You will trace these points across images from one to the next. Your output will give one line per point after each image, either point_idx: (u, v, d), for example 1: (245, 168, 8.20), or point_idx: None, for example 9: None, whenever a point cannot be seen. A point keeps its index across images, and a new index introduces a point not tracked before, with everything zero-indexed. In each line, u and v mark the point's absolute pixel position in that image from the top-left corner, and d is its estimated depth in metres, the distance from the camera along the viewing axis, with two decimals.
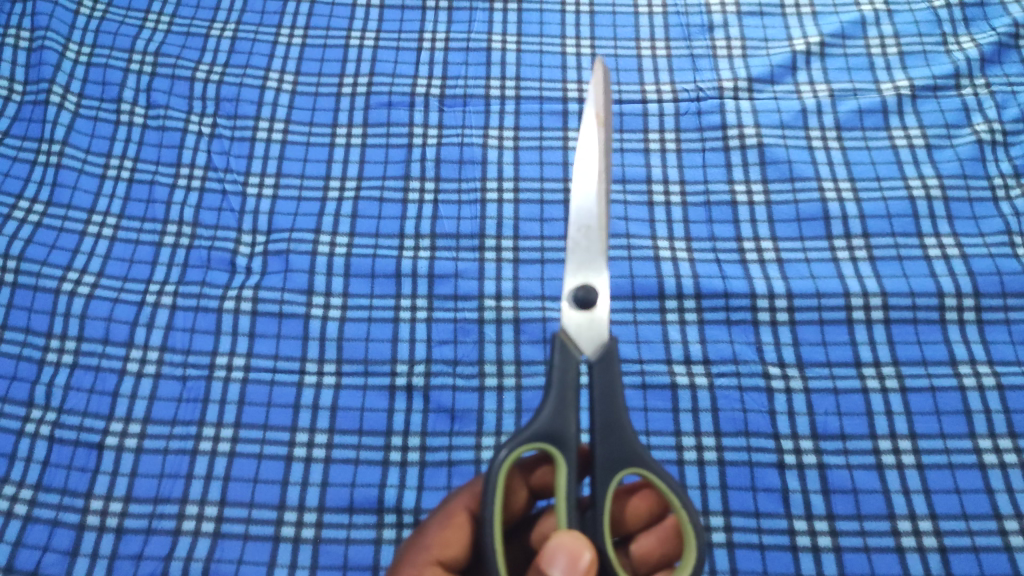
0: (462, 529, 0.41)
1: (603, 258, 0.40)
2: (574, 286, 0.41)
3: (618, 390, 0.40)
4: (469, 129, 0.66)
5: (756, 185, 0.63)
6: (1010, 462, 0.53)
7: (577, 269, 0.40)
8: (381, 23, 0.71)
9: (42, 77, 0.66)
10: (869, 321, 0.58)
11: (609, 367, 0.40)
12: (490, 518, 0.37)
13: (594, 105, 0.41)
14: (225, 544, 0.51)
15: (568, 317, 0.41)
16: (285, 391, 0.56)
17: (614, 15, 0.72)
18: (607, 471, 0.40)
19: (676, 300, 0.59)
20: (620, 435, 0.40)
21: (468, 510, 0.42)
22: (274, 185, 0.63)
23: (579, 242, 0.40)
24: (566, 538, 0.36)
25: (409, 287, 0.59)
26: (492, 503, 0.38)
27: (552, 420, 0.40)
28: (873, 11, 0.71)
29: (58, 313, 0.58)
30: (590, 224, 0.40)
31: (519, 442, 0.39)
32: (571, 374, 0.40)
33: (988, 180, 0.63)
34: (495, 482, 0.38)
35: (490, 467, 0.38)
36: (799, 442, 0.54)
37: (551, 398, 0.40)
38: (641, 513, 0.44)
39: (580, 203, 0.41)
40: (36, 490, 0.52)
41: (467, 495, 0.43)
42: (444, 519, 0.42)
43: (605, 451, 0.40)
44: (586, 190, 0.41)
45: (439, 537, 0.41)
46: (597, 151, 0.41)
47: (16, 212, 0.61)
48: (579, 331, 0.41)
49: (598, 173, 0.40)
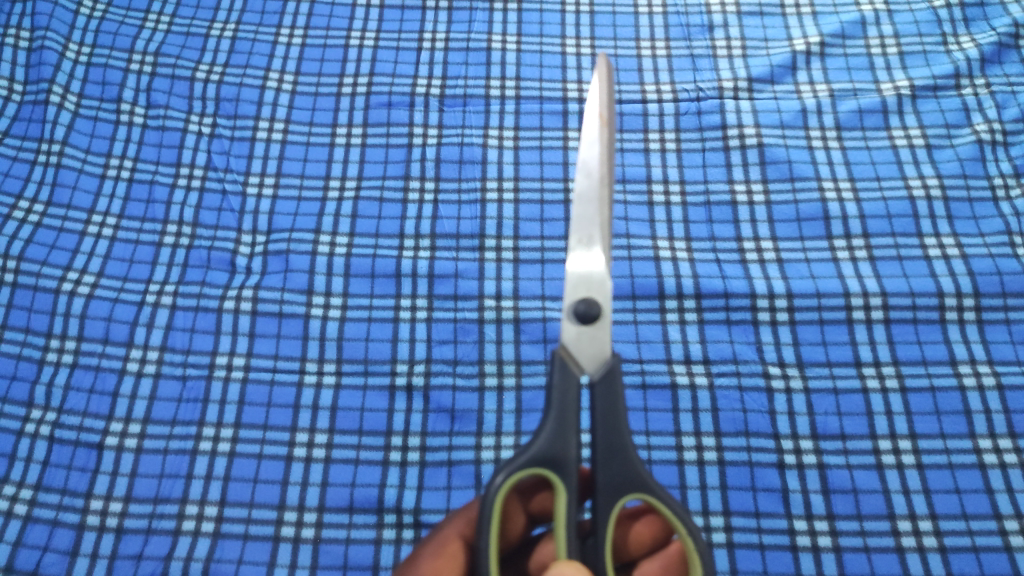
0: (455, 558, 0.42)
1: (604, 268, 0.40)
2: (576, 297, 0.40)
3: (621, 410, 0.40)
4: (469, 129, 0.66)
5: (756, 185, 0.63)
6: (1010, 462, 0.53)
7: (579, 279, 0.40)
8: (381, 23, 0.71)
9: (42, 77, 0.66)
10: (869, 321, 0.58)
11: (613, 386, 0.40)
12: (484, 549, 0.37)
13: (597, 105, 0.41)
14: (225, 544, 0.51)
15: (570, 333, 0.40)
16: (285, 391, 0.56)
17: (614, 15, 0.72)
18: (609, 495, 0.40)
19: (676, 299, 0.59)
20: (623, 458, 0.40)
21: (462, 538, 0.42)
22: (274, 185, 0.63)
23: (580, 251, 0.40)
24: (566, 568, 0.36)
25: (409, 287, 0.59)
26: (486, 532, 0.38)
27: (551, 444, 0.39)
28: (873, 10, 0.71)
29: (58, 313, 0.58)
30: (592, 232, 0.40)
31: (517, 465, 0.39)
32: (571, 393, 0.40)
33: (988, 180, 0.63)
34: (490, 510, 0.38)
35: (486, 492, 0.38)
36: (799, 442, 0.54)
37: (551, 418, 0.39)
38: (644, 538, 0.45)
39: (580, 210, 0.40)
40: (37, 490, 0.52)
41: (461, 521, 0.43)
42: (437, 548, 0.42)
43: (607, 474, 0.40)
44: (587, 195, 0.40)
45: (432, 567, 0.41)
46: (597, 153, 0.40)
47: (16, 212, 0.61)
48: (579, 347, 0.40)
49: (599, 176, 0.40)
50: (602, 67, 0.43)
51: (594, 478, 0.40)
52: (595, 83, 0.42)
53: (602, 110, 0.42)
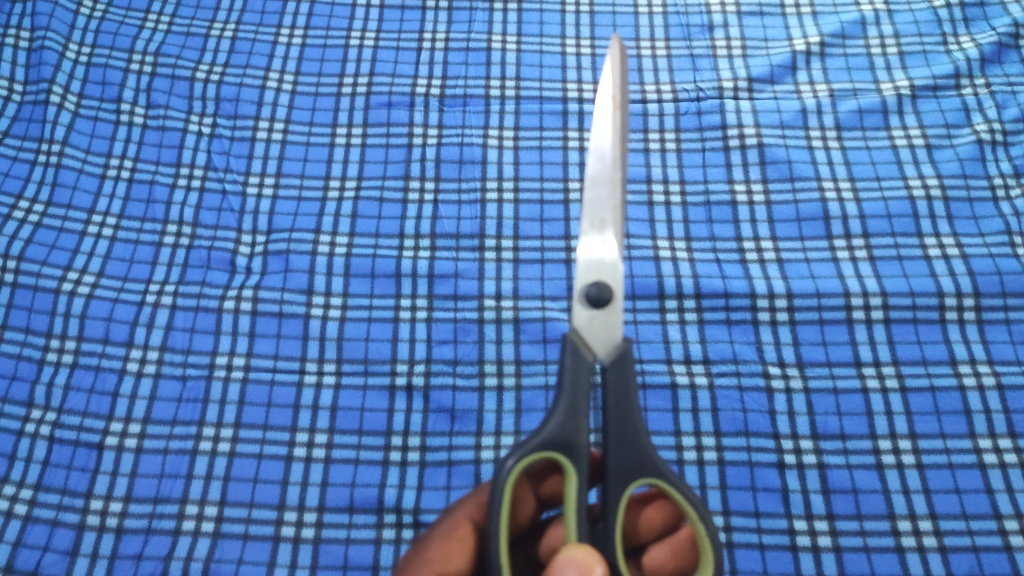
0: (464, 542, 0.42)
1: (616, 254, 0.40)
2: (588, 280, 0.40)
3: (633, 394, 0.40)
4: (469, 129, 0.66)
5: (756, 185, 0.63)
6: (1010, 462, 0.53)
7: (590, 263, 0.40)
8: (381, 23, 0.71)
9: (42, 77, 0.66)
10: (869, 322, 0.58)
11: (625, 370, 0.40)
12: (495, 531, 0.37)
13: (610, 90, 0.42)
14: (225, 544, 0.51)
15: (581, 317, 0.41)
16: (285, 391, 0.56)
17: (614, 15, 0.72)
18: (619, 479, 0.40)
19: (676, 300, 0.59)
20: (634, 443, 0.40)
21: (472, 522, 0.42)
22: (274, 185, 0.63)
23: (593, 235, 0.40)
24: (578, 553, 0.36)
25: (409, 287, 0.59)
26: (497, 515, 0.38)
27: (562, 428, 0.39)
28: (873, 10, 0.71)
29: (58, 313, 0.58)
30: (604, 217, 0.40)
31: (528, 449, 0.39)
32: (583, 377, 0.40)
33: (989, 180, 0.63)
34: (500, 492, 0.38)
35: (497, 475, 0.38)
36: (799, 442, 0.54)
37: (562, 402, 0.40)
38: (655, 524, 0.45)
39: (593, 194, 0.41)
40: (37, 490, 0.52)
41: (471, 505, 0.43)
42: (447, 532, 0.42)
43: (618, 459, 0.40)
44: (599, 178, 0.40)
45: (441, 551, 0.41)
46: (610, 136, 0.41)
47: (16, 212, 0.61)
48: (591, 332, 0.41)
49: (612, 160, 0.40)
50: (615, 51, 0.44)
51: (605, 462, 0.40)
52: (608, 69, 0.43)
53: (615, 94, 0.42)
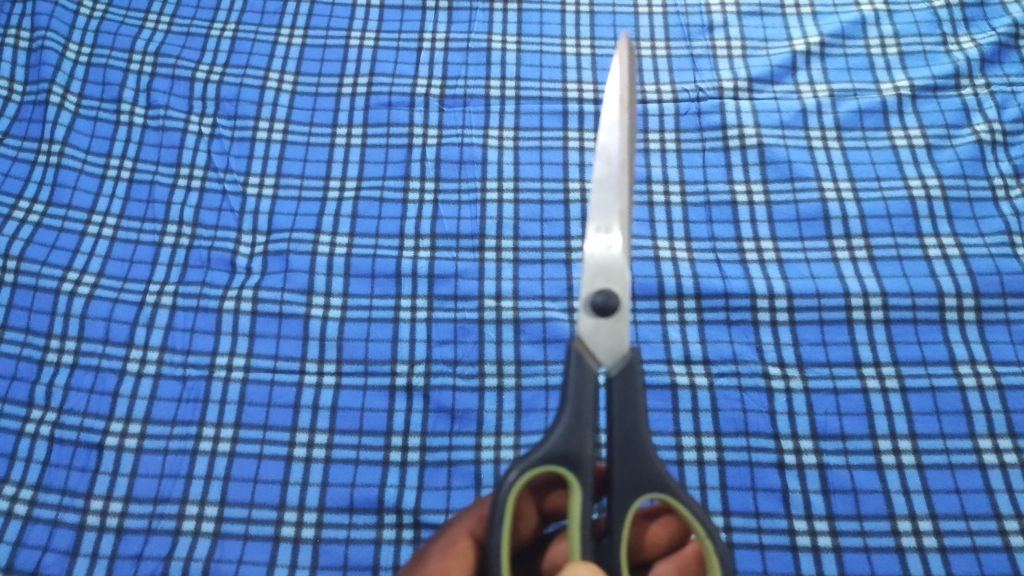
0: (464, 556, 0.42)
1: (623, 255, 0.40)
2: (595, 287, 0.40)
3: (639, 405, 0.40)
4: (469, 129, 0.66)
5: (756, 185, 0.63)
6: (1010, 462, 0.53)
7: (597, 268, 0.40)
8: (381, 23, 0.71)
9: (43, 77, 0.66)
10: (869, 322, 0.58)
11: (631, 379, 0.40)
12: (496, 547, 0.38)
13: (618, 89, 0.41)
14: (226, 544, 0.51)
15: (587, 325, 0.40)
16: (285, 391, 0.56)
17: (614, 15, 0.72)
18: (625, 494, 0.40)
19: (676, 300, 0.59)
20: (640, 456, 0.40)
21: (472, 537, 0.42)
22: (274, 185, 0.63)
23: (600, 238, 0.40)
24: (581, 568, 0.36)
25: (409, 287, 0.59)
26: (498, 529, 0.38)
27: (566, 440, 0.39)
28: (873, 10, 0.71)
29: (58, 313, 0.58)
30: (611, 220, 0.40)
31: (531, 462, 0.39)
32: (588, 389, 0.40)
33: (988, 180, 0.63)
34: (502, 505, 0.38)
35: (499, 489, 0.38)
36: (799, 442, 0.54)
37: (567, 412, 0.39)
38: (661, 539, 0.45)
39: (600, 196, 0.40)
40: (37, 490, 0.52)
41: (472, 519, 0.43)
42: (446, 547, 0.42)
43: (624, 473, 0.40)
44: (606, 180, 0.40)
45: (440, 566, 0.41)
46: (617, 138, 0.40)
47: (16, 212, 0.61)
48: (597, 341, 0.40)
49: (619, 162, 0.40)
50: (623, 49, 0.43)
51: (610, 475, 0.40)
52: (617, 66, 0.42)
53: (623, 94, 0.41)
